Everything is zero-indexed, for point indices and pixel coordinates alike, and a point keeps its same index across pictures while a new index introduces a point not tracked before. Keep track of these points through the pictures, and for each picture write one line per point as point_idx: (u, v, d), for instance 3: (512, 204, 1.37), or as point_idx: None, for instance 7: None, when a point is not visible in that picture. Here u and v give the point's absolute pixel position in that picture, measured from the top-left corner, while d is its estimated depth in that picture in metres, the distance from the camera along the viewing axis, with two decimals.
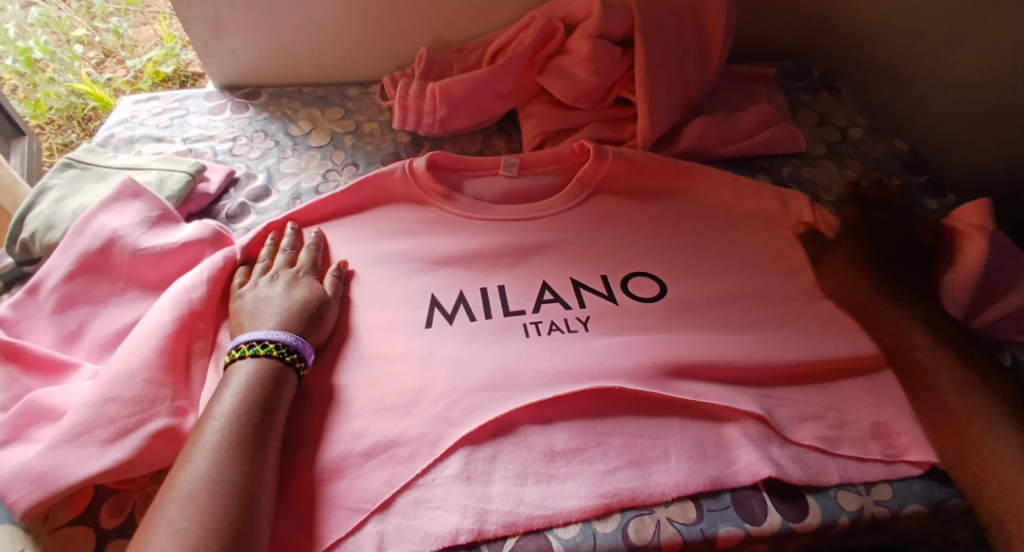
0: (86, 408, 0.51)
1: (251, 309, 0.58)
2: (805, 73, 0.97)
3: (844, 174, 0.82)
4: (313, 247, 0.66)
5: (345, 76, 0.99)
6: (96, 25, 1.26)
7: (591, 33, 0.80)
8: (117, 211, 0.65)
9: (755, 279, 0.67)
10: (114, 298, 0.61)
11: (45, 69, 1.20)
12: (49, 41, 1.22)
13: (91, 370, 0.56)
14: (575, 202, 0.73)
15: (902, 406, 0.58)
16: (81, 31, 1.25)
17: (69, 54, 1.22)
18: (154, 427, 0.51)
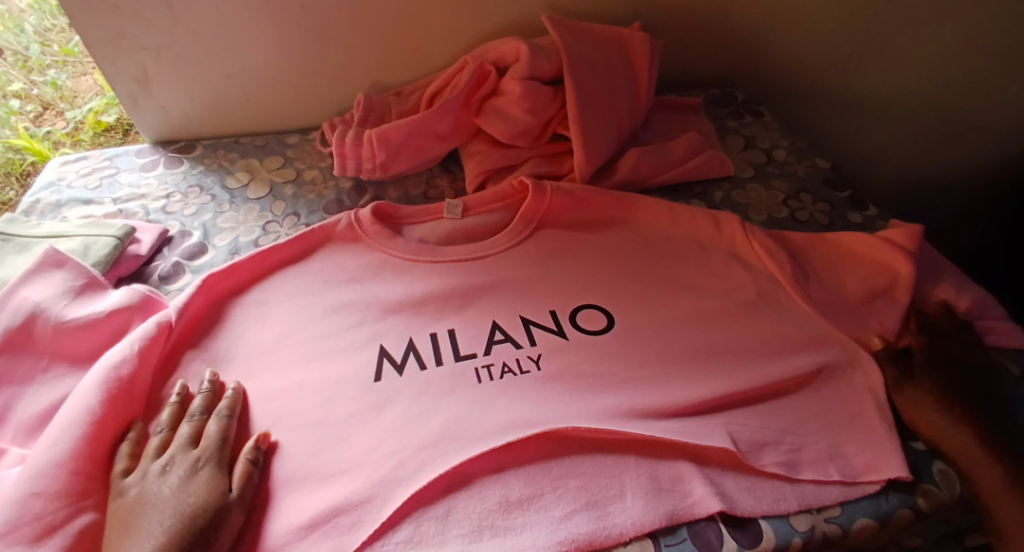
0: (9, 507, 0.48)
1: (131, 512, 0.49)
2: (731, 99, 1.01)
3: (774, 194, 0.86)
4: (227, 414, 0.57)
5: (284, 125, 0.99)
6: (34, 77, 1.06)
7: (521, 75, 0.82)
8: (39, 282, 0.63)
9: (698, 304, 0.68)
10: (38, 376, 0.58)
11: None
12: None
13: (18, 456, 0.53)
14: (519, 239, 0.73)
15: (843, 422, 0.60)
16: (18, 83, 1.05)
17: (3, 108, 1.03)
18: (80, 523, 0.49)
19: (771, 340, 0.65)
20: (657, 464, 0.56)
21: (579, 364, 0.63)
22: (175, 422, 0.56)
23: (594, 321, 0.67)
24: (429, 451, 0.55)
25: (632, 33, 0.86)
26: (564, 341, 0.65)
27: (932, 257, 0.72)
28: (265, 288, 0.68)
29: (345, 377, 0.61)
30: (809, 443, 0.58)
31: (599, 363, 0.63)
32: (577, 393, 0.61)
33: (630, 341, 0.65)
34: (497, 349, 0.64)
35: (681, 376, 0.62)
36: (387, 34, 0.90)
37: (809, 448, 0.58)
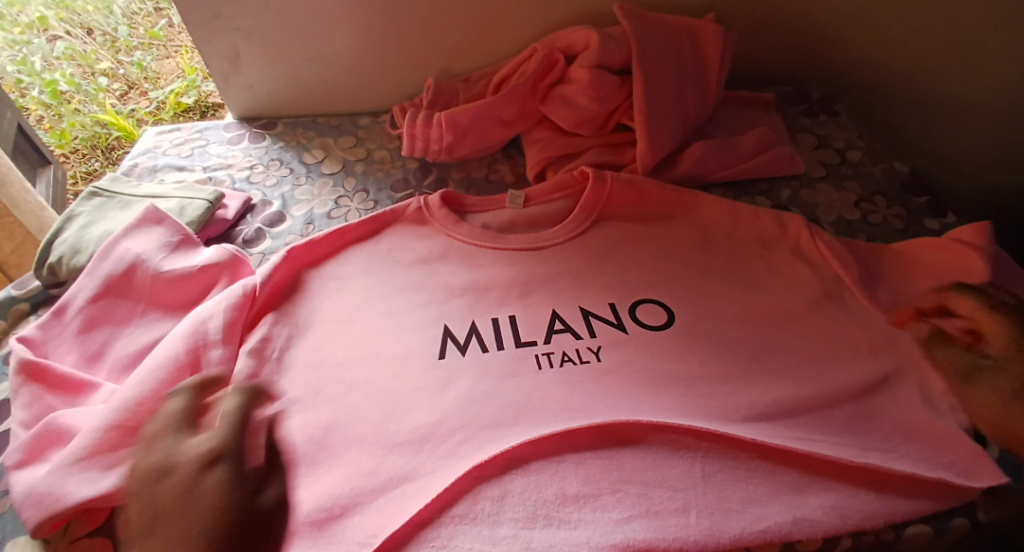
0: (92, 433, 0.54)
1: None
2: (804, 97, 0.99)
3: (844, 196, 0.83)
4: None
5: (357, 106, 1.03)
6: (120, 59, 1.43)
7: (590, 63, 0.83)
8: (140, 236, 0.68)
9: (756, 300, 0.68)
10: (134, 319, 0.64)
11: (68, 100, 1.35)
12: (75, 73, 1.38)
13: (109, 391, 0.58)
14: (578, 229, 0.75)
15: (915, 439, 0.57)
16: (106, 64, 1.42)
17: (93, 87, 1.37)
18: (150, 457, 0.54)
19: (831, 341, 0.64)
20: (721, 460, 0.56)
21: (632, 352, 0.64)
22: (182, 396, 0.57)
23: (656, 316, 0.67)
24: (488, 434, 0.57)
25: (704, 25, 0.86)
26: (626, 335, 0.66)
27: (1013, 268, 0.69)
28: (338, 262, 0.72)
29: (411, 354, 0.64)
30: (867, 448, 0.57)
31: (653, 353, 0.64)
32: (627, 378, 0.62)
33: (684, 332, 0.66)
34: (557, 339, 0.65)
35: (733, 369, 0.63)
36: (460, 22, 0.93)
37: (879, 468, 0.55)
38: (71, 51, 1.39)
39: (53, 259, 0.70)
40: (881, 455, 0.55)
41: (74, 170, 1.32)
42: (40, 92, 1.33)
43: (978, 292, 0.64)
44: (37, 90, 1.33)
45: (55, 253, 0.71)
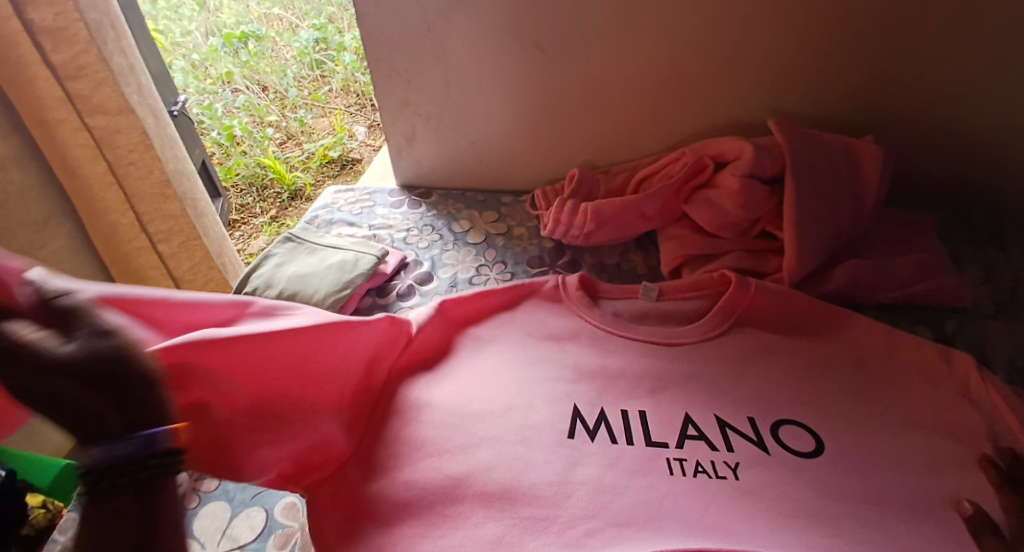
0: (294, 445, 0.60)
1: None
2: (968, 224, 0.94)
3: (1019, 338, 0.77)
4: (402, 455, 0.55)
5: (504, 185, 1.11)
6: (286, 114, 1.93)
7: (742, 171, 0.85)
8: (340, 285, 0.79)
9: (912, 443, 0.63)
10: None
11: (240, 143, 1.84)
12: (247, 121, 1.89)
13: None
14: (714, 331, 0.74)
15: None
16: (274, 116, 1.92)
17: (261, 135, 1.87)
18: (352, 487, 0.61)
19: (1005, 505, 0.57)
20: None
21: (770, 476, 0.61)
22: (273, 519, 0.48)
23: (799, 440, 0.64)
24: (615, 532, 0.57)
25: (861, 144, 0.85)
26: (766, 455, 0.63)
27: None
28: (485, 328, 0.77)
29: (541, 426, 0.65)
30: None
31: (792, 479, 0.61)
32: (762, 499, 0.59)
33: (827, 462, 0.62)
34: (690, 446, 0.64)
35: (882, 514, 0.58)
36: (614, 121, 0.99)
37: None
38: (251, 103, 1.90)
39: (248, 291, 0.82)
40: None
41: (233, 201, 1.77)
42: (218, 133, 1.82)
43: None
44: (216, 132, 1.83)
45: (250, 286, 0.83)
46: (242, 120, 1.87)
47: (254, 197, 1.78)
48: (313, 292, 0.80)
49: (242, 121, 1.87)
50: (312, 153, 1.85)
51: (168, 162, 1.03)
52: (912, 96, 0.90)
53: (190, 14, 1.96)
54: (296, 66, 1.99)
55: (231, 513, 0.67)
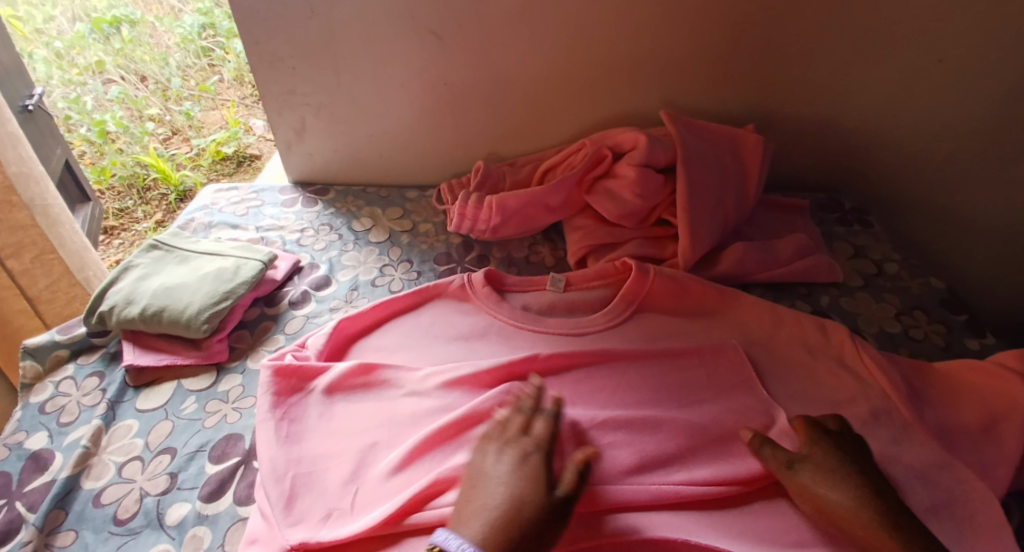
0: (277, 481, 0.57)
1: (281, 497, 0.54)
2: (837, 206, 1.01)
3: (884, 308, 0.84)
4: None
5: (408, 179, 1.08)
6: (169, 106, 1.77)
7: (637, 161, 0.87)
8: (266, 353, 0.74)
9: (801, 410, 0.66)
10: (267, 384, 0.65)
11: (114, 140, 1.67)
12: (124, 115, 1.73)
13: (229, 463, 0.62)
14: (618, 319, 0.76)
15: None
16: (155, 109, 1.76)
17: (140, 131, 1.71)
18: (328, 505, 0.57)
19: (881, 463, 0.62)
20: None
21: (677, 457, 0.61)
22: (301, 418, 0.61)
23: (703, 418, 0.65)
24: None
25: (746, 135, 0.89)
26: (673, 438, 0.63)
27: None
28: (380, 334, 0.75)
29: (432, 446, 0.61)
30: None
31: (701, 460, 0.61)
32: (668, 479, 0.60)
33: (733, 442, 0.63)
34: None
35: (778, 485, 0.60)
36: (513, 113, 0.99)
37: None
38: (124, 95, 1.72)
39: (105, 308, 0.74)
40: None
41: (107, 207, 1.62)
42: (87, 131, 1.66)
43: None
44: (86, 129, 1.66)
45: (107, 303, 0.74)
46: (117, 114, 1.70)
47: (135, 200, 1.62)
48: (186, 306, 0.74)
49: (117, 115, 1.70)
50: (202, 149, 1.70)
51: (8, 164, 0.92)
52: (786, 89, 0.96)
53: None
54: (179, 54, 1.81)
55: None
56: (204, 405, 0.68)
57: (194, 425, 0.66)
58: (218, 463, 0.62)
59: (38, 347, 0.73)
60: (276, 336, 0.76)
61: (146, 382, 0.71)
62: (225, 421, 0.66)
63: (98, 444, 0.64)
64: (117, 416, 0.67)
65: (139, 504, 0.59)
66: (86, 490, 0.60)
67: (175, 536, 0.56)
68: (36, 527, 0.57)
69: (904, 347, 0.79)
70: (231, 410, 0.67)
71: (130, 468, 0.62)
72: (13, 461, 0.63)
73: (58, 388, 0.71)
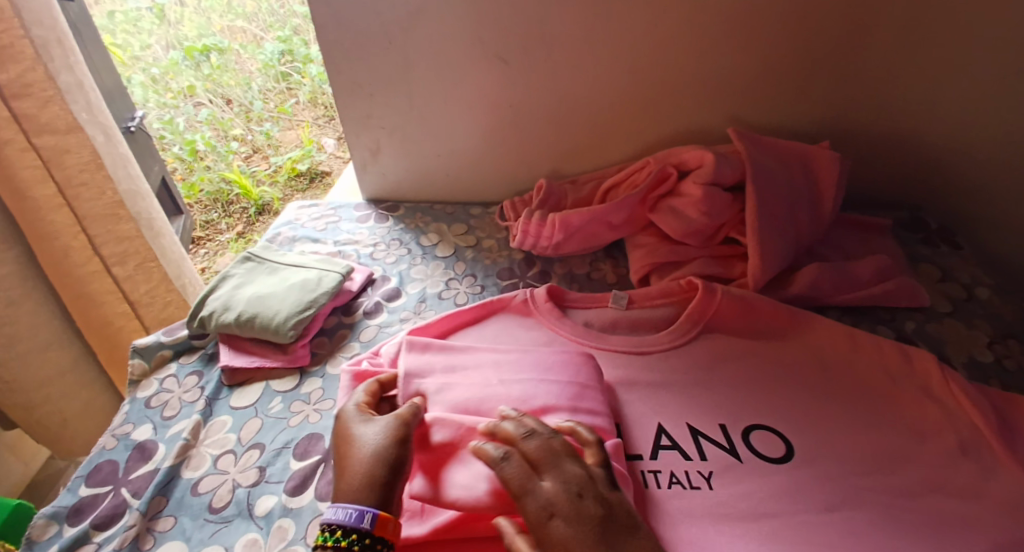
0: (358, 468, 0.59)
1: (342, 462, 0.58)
2: (922, 225, 0.96)
3: (973, 335, 0.79)
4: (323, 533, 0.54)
5: (473, 196, 1.12)
6: (251, 127, 1.91)
7: (704, 179, 0.86)
8: (343, 361, 0.78)
9: (877, 439, 0.64)
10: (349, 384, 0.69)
11: (202, 157, 1.80)
12: (211, 136, 1.86)
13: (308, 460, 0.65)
14: (684, 339, 0.75)
15: None
16: (239, 130, 1.90)
17: (226, 149, 1.83)
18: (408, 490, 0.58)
19: (968, 501, 0.58)
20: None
21: (743, 482, 0.60)
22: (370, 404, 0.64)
23: (769, 443, 0.64)
24: None
25: (820, 152, 0.87)
26: (737, 461, 0.62)
27: None
28: None
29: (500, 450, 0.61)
30: None
31: (768, 487, 0.59)
32: (733, 504, 0.59)
33: (803, 470, 0.61)
34: (663, 455, 0.63)
35: (852, 518, 0.57)
36: (578, 132, 1.00)
37: None
38: (212, 117, 1.88)
39: (206, 313, 0.80)
40: None
41: (196, 218, 1.72)
42: (179, 149, 1.78)
43: None
44: (178, 148, 1.78)
45: (208, 308, 0.81)
46: (205, 134, 1.84)
47: (219, 213, 1.74)
48: (274, 313, 0.79)
49: (205, 135, 1.84)
50: (279, 167, 1.81)
51: (118, 180, 1.01)
52: (862, 103, 0.92)
53: (150, 28, 1.88)
54: (261, 79, 1.95)
55: None
56: (289, 405, 0.72)
57: (280, 423, 0.70)
58: (301, 459, 0.65)
59: (146, 347, 0.80)
60: (352, 345, 0.81)
61: (239, 382, 0.76)
62: (307, 420, 0.70)
63: (197, 436, 0.69)
64: (214, 412, 0.73)
65: (232, 494, 0.63)
66: (185, 479, 0.65)
67: (263, 525, 0.60)
68: (140, 511, 0.62)
69: (994, 376, 0.74)
70: (313, 411, 0.71)
71: (224, 461, 0.67)
72: (122, 450, 0.70)
73: (162, 384, 0.77)
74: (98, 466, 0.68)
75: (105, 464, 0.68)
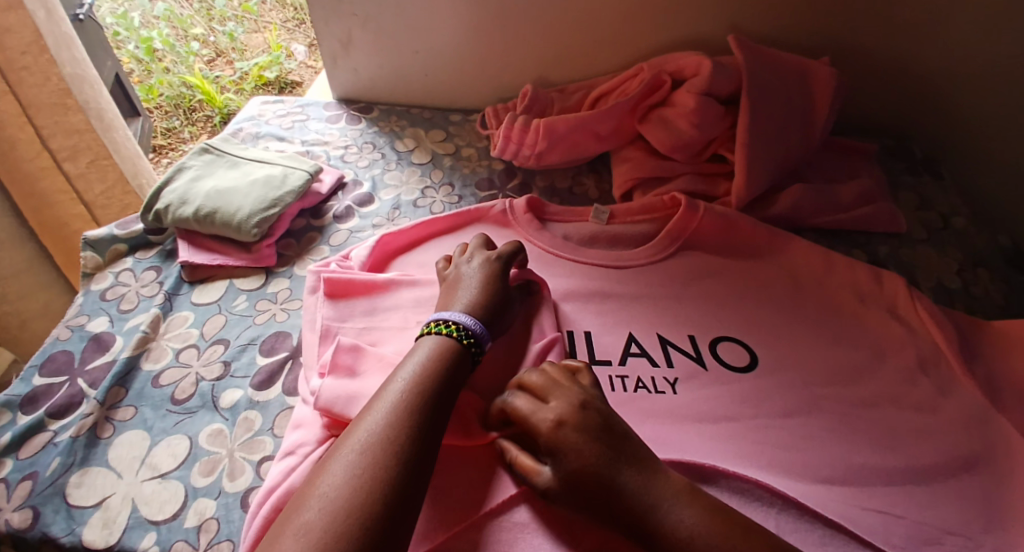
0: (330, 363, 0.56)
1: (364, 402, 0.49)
2: (907, 155, 0.95)
3: (944, 262, 0.79)
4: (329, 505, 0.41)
5: (453, 102, 1.06)
6: (212, 27, 1.75)
7: (697, 89, 0.82)
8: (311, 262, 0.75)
9: (843, 356, 0.65)
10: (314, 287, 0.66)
11: (160, 58, 1.67)
12: (169, 33, 1.71)
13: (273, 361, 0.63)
14: (662, 254, 0.74)
15: (999, 532, 0.53)
16: (199, 30, 1.74)
17: (185, 50, 1.69)
18: None
19: (923, 415, 0.60)
20: (794, 516, 0.52)
21: (711, 391, 0.61)
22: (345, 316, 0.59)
23: (736, 355, 0.65)
24: None
25: (818, 68, 0.83)
26: (703, 369, 0.63)
27: None
28: (419, 252, 0.75)
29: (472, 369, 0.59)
30: (951, 537, 0.52)
31: (734, 396, 0.60)
32: (698, 410, 0.59)
33: (768, 382, 0.62)
34: (632, 361, 0.64)
35: (815, 427, 0.58)
36: (568, 35, 0.94)
37: None
38: (169, 13, 1.73)
39: (161, 206, 0.76)
40: (962, 540, 0.52)
41: (157, 125, 1.62)
42: (134, 47, 1.66)
43: None
44: (133, 46, 1.66)
45: (163, 201, 0.76)
46: (162, 32, 1.69)
47: (181, 121, 1.62)
48: (237, 209, 0.75)
49: (163, 33, 1.69)
50: (245, 74, 1.68)
51: (65, 65, 0.92)
52: (864, 20, 0.88)
53: None
54: None
55: (151, 441, 0.58)
56: (254, 303, 0.70)
57: (245, 320, 0.68)
58: (267, 356, 0.64)
59: (98, 239, 0.75)
60: (321, 247, 0.77)
61: (201, 278, 0.73)
62: (274, 319, 0.68)
63: (157, 330, 0.67)
64: (174, 307, 0.70)
65: (195, 386, 0.62)
66: (145, 371, 0.63)
67: (229, 417, 0.59)
68: (98, 401, 0.60)
69: (960, 302, 0.75)
70: (280, 310, 0.69)
71: (186, 354, 0.65)
72: (76, 341, 0.67)
73: (118, 278, 0.74)
74: (51, 356, 0.65)
75: (60, 354, 0.65)
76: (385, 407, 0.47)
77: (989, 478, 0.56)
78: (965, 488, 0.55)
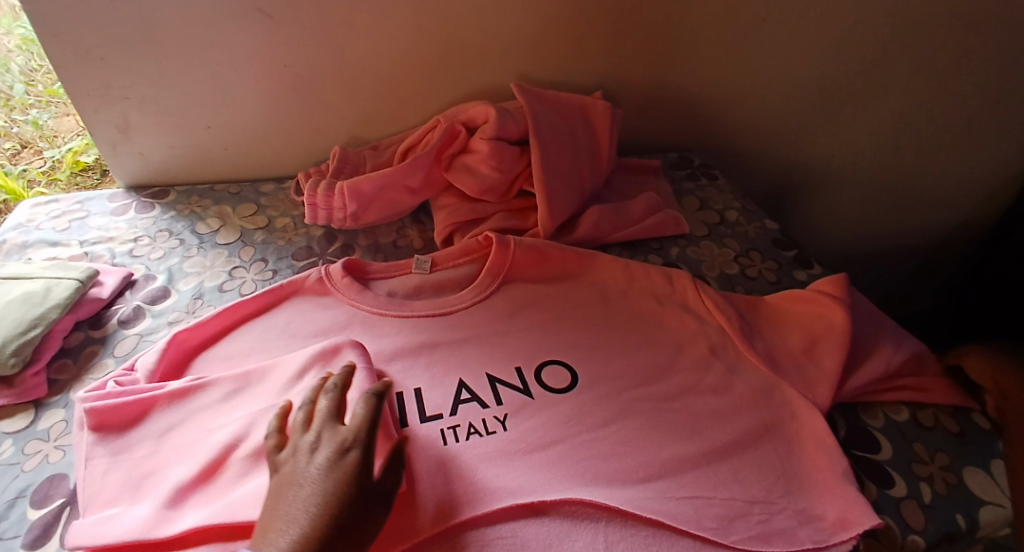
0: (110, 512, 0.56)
1: (285, 495, 0.49)
2: (687, 163, 1.06)
3: (725, 252, 0.89)
4: None
5: (261, 173, 1.02)
6: (12, 117, 1.09)
7: (488, 135, 0.86)
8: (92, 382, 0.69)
9: (650, 357, 0.70)
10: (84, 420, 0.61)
11: None
12: None
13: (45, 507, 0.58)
14: (485, 293, 0.75)
15: (793, 490, 0.59)
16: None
17: None
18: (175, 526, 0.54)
19: (720, 396, 0.66)
20: (619, 527, 0.55)
21: (539, 422, 0.63)
22: (315, 397, 0.57)
23: (559, 378, 0.67)
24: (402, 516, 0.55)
25: (594, 103, 0.91)
26: (530, 399, 0.65)
27: (874, 313, 0.74)
28: (228, 342, 0.71)
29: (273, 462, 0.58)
30: (753, 507, 0.57)
31: (559, 422, 0.63)
32: (527, 444, 0.61)
33: (587, 399, 0.65)
34: (462, 409, 0.64)
35: (632, 432, 0.62)
36: (363, 94, 0.95)
37: (779, 517, 0.57)
38: None
39: None
40: (767, 508, 0.57)
41: None
42: None
43: (841, 340, 0.67)
44: None
45: None
46: None
47: None
48: None
49: None
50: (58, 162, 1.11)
51: None
52: (633, 52, 0.97)
53: None
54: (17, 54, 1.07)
55: None
56: (22, 447, 0.63)
57: (11, 469, 0.61)
58: (39, 507, 0.58)
59: None
60: (104, 361, 0.71)
61: None
62: (46, 461, 0.62)
63: None
64: None
65: None
66: None
67: None
68: None
69: (747, 287, 0.84)
70: (54, 448, 0.63)
71: None
72: None
73: None
74: None
75: None
76: (300, 504, 0.47)
77: (780, 442, 0.62)
78: (761, 457, 0.61)
